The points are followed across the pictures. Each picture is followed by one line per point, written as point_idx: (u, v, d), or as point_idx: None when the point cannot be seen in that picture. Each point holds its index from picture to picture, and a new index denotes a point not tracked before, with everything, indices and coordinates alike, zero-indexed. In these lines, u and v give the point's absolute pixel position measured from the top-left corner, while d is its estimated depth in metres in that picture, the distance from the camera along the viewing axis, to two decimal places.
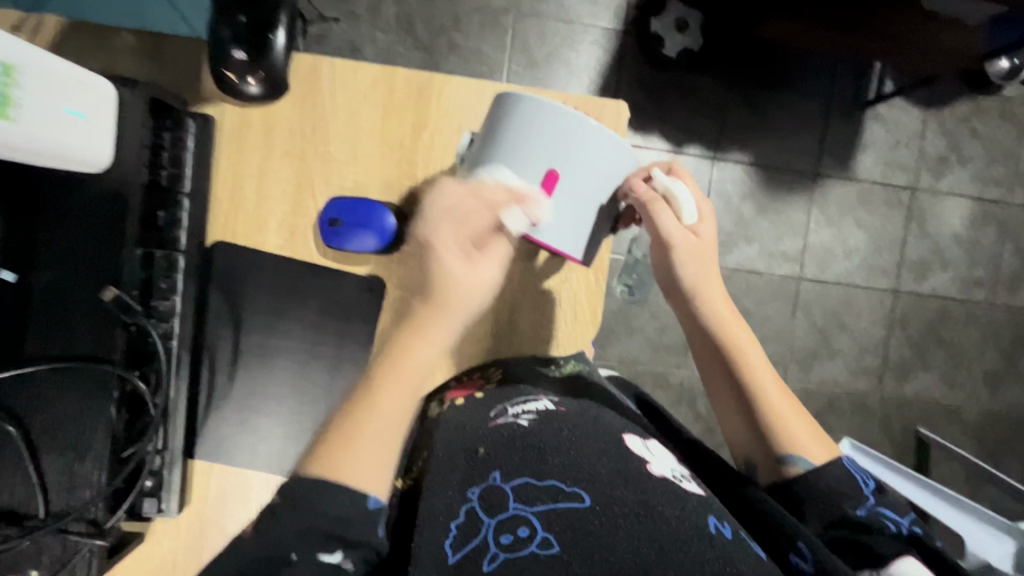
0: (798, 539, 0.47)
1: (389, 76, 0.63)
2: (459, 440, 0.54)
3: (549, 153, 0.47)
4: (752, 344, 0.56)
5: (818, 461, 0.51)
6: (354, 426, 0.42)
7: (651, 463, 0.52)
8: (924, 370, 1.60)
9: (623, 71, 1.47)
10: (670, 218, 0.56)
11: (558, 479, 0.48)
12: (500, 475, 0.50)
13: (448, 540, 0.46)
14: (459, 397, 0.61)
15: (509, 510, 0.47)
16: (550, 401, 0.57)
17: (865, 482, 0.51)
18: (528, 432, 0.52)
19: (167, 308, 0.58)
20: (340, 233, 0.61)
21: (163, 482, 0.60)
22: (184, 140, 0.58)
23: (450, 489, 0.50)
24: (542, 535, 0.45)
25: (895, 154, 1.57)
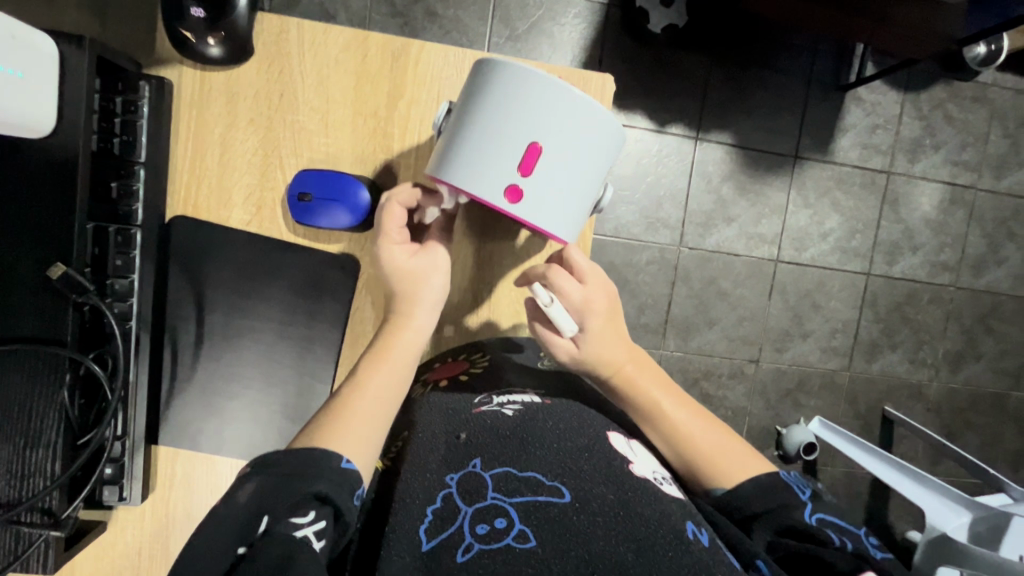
0: (757, 558, 0.46)
1: (363, 40, 0.59)
2: (442, 424, 0.55)
3: (528, 125, 0.44)
4: (671, 392, 0.59)
5: (732, 483, 0.53)
6: (348, 404, 0.49)
7: (634, 463, 0.52)
8: (892, 350, 1.65)
9: (606, 46, 1.44)
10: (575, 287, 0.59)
11: (537, 471, 0.48)
12: (480, 462, 0.49)
13: (421, 526, 0.45)
14: (442, 379, 0.62)
15: (486, 499, 0.46)
16: (535, 395, 0.59)
17: (801, 489, 0.51)
18: (511, 420, 0.54)
19: (125, 286, 0.55)
20: (311, 208, 0.58)
21: (124, 469, 0.57)
22: (136, 105, 0.53)
23: (427, 473, 0.50)
24: (519, 528, 0.44)
25: (872, 137, 1.59)
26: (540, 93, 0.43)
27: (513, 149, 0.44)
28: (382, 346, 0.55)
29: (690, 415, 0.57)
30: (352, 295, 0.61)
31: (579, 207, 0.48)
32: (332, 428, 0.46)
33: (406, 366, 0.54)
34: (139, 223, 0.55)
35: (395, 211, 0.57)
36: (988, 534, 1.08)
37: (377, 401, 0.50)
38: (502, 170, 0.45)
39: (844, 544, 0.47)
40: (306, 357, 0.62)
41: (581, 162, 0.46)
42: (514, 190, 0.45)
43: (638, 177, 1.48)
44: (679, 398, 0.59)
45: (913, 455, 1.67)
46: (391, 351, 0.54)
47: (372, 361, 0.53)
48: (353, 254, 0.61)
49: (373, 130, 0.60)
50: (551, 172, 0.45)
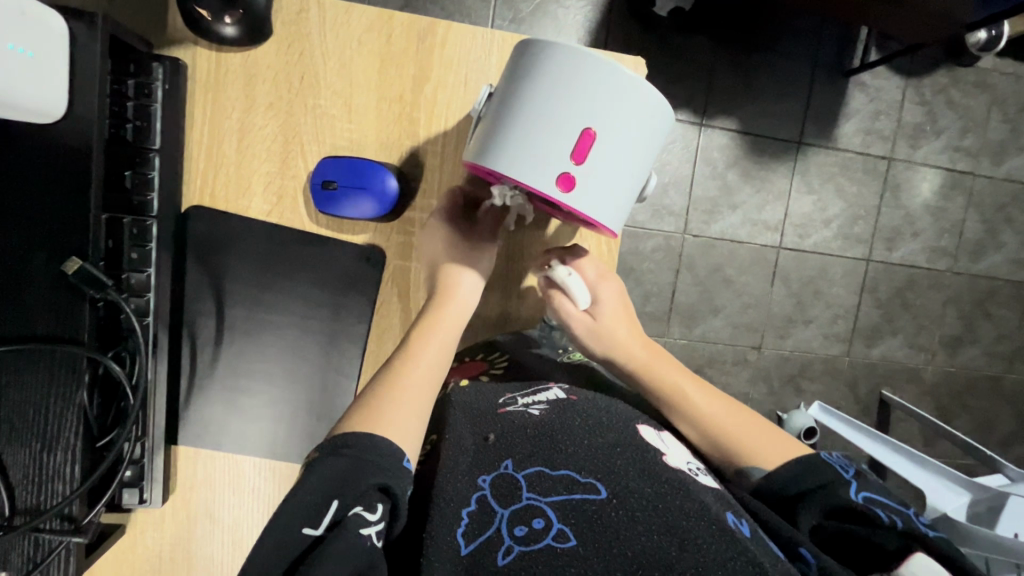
0: (801, 546, 0.44)
1: (386, 20, 0.56)
2: (470, 425, 0.53)
3: (583, 107, 0.41)
4: (696, 384, 0.58)
5: (770, 465, 0.51)
6: (395, 383, 0.48)
7: (667, 456, 0.51)
8: (890, 335, 1.67)
9: (612, 29, 1.41)
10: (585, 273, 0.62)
11: (571, 468, 0.47)
12: (512, 463, 0.48)
13: (460, 529, 0.43)
14: (463, 378, 0.61)
15: (522, 501, 0.45)
16: (560, 390, 0.58)
17: (845, 467, 0.49)
18: (540, 419, 0.52)
19: (141, 281, 0.52)
20: (335, 197, 0.55)
21: (144, 471, 0.55)
22: (151, 89, 0.50)
23: (459, 474, 0.48)
24: (558, 527, 0.43)
25: (875, 123, 1.59)
26: (595, 74, 0.41)
27: (564, 131, 0.42)
28: (429, 319, 0.54)
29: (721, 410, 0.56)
30: (378, 287, 0.59)
31: (628, 194, 0.46)
32: (383, 408, 0.45)
33: (448, 339, 0.54)
34: (155, 215, 0.52)
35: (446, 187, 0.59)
36: (987, 514, 1.11)
37: (422, 380, 0.50)
38: (556, 155, 0.42)
39: (893, 522, 0.44)
40: (330, 352, 0.60)
41: (636, 148, 0.44)
42: (566, 179, 0.43)
43: None
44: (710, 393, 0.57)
45: (910, 437, 1.70)
46: (439, 325, 0.54)
47: (418, 336, 0.53)
48: (378, 245, 0.59)
49: (399, 115, 0.57)
50: (605, 159, 0.43)
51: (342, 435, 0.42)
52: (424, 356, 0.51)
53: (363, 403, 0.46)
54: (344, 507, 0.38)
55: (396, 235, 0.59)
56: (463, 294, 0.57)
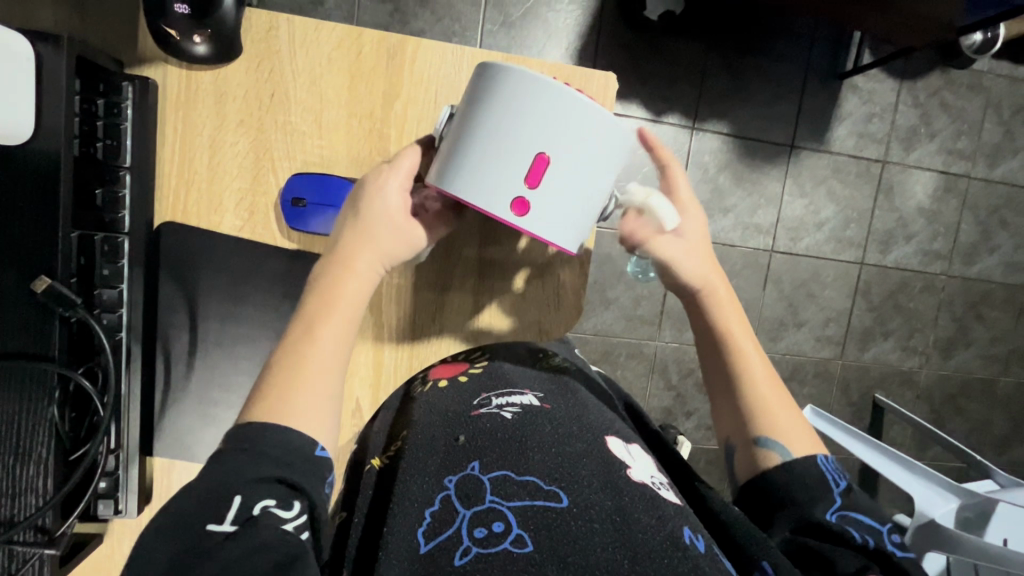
0: (764, 559, 0.45)
1: (356, 38, 0.56)
2: (443, 428, 0.54)
3: (540, 133, 0.42)
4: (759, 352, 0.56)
5: (798, 452, 0.50)
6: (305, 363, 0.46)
7: (632, 467, 0.51)
8: (883, 338, 1.67)
9: (602, 32, 1.41)
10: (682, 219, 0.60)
11: (536, 475, 0.48)
12: (478, 465, 0.49)
13: (420, 529, 0.45)
14: (442, 378, 0.63)
15: (485, 503, 0.46)
16: (534, 396, 0.58)
17: (836, 481, 0.48)
18: (509, 424, 0.53)
19: (113, 297, 0.53)
20: (304, 214, 0.56)
21: (119, 482, 0.56)
22: (120, 108, 0.51)
23: (428, 475, 0.50)
24: (516, 532, 0.44)
25: (868, 126, 1.58)
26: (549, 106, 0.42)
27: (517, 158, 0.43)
28: (325, 290, 0.49)
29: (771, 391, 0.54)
30: None
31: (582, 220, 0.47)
32: (286, 396, 0.44)
33: (353, 310, 0.49)
34: (127, 232, 0.53)
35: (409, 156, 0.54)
36: (976, 519, 1.11)
37: (326, 356, 0.47)
38: (510, 179, 0.43)
39: (866, 543, 0.45)
40: None
41: (592, 174, 0.44)
42: (520, 203, 0.44)
43: None
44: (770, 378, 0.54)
45: (903, 440, 1.70)
46: (337, 302, 0.49)
47: (315, 313, 0.48)
48: None
49: (368, 131, 0.57)
50: (561, 183, 0.44)
51: (239, 430, 0.42)
52: (325, 334, 0.47)
53: (265, 386, 0.45)
54: (250, 499, 0.39)
55: None
56: (356, 270, 0.51)
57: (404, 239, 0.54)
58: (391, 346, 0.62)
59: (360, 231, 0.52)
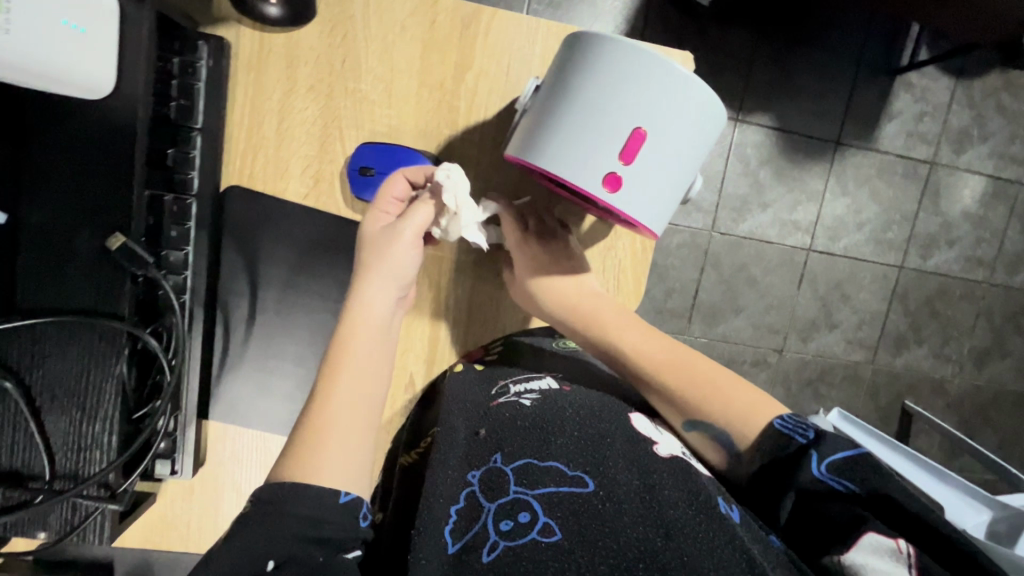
0: (770, 533, 0.45)
1: (431, 5, 0.55)
2: (462, 415, 0.53)
3: (639, 106, 0.41)
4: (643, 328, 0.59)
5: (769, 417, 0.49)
6: (321, 421, 0.44)
7: (657, 443, 0.51)
8: (917, 344, 1.63)
9: (651, 17, 1.38)
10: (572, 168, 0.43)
11: (559, 460, 0.47)
12: (501, 457, 0.48)
13: (448, 527, 0.45)
14: (458, 363, 0.61)
15: (509, 494, 0.45)
16: (552, 379, 0.57)
17: (802, 432, 0.46)
18: (529, 408, 0.52)
19: (179, 259, 0.53)
20: (372, 183, 0.55)
21: (177, 443, 0.57)
22: (195, 66, 0.50)
23: (450, 469, 0.48)
24: (542, 522, 0.43)
25: (919, 126, 1.53)
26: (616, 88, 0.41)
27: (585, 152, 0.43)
28: (337, 343, 0.48)
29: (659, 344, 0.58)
30: None
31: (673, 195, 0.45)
32: (312, 453, 0.43)
33: (365, 351, 0.48)
34: (195, 193, 0.53)
35: (396, 182, 0.53)
36: None
37: (347, 409, 0.46)
38: (600, 156, 0.42)
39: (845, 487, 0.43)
40: None
41: (682, 151, 0.43)
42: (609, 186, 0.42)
43: None
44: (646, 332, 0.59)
45: (929, 450, 1.67)
46: (352, 343, 0.48)
47: (331, 366, 0.47)
48: None
49: (438, 103, 0.56)
50: (654, 161, 0.43)
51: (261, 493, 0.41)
52: (335, 398, 0.46)
53: (289, 450, 0.44)
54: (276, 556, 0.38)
55: None
56: (366, 301, 0.50)
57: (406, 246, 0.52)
58: (447, 322, 0.62)
59: (366, 262, 0.51)
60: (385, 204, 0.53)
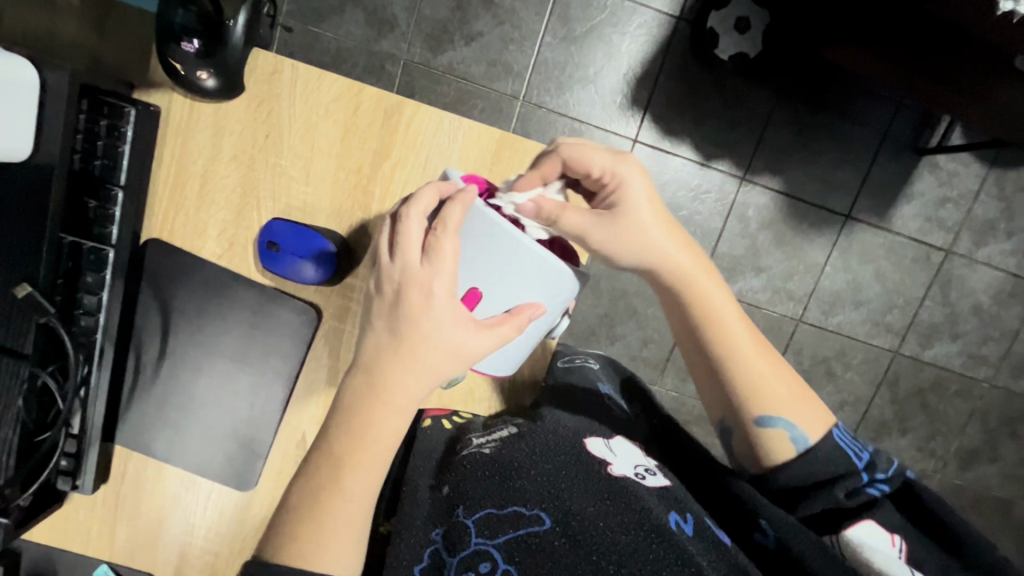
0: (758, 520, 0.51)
1: (356, 92, 0.57)
2: (428, 473, 0.56)
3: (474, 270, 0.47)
4: (739, 317, 0.56)
5: (815, 436, 0.52)
6: (322, 513, 0.42)
7: (612, 464, 0.54)
8: (899, 433, 1.47)
9: (667, 62, 1.29)
10: (600, 152, 0.54)
11: (519, 504, 0.49)
12: (463, 510, 0.50)
13: None
14: (430, 417, 0.62)
15: (471, 545, 0.47)
16: (514, 427, 0.59)
17: (857, 456, 0.51)
18: (492, 456, 0.54)
19: (94, 302, 0.56)
20: (277, 257, 0.57)
21: (80, 464, 0.60)
22: (122, 131, 0.53)
23: (416, 530, 0.51)
24: (503, 567, 0.45)
25: (938, 211, 1.39)
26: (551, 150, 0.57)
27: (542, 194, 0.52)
28: (359, 426, 0.43)
29: (756, 355, 0.55)
30: (310, 340, 0.62)
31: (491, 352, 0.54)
32: (311, 541, 0.42)
33: (383, 455, 0.44)
34: (112, 244, 0.55)
35: (450, 216, 0.43)
36: None
37: (350, 502, 0.43)
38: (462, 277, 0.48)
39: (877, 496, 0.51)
40: (255, 392, 0.63)
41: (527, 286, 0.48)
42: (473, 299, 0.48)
43: (667, 211, 1.34)
44: (755, 339, 0.56)
45: None
46: (370, 439, 0.43)
47: (349, 447, 0.43)
48: (317, 304, 0.62)
49: (354, 185, 0.58)
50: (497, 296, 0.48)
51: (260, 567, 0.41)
52: (341, 493, 0.42)
53: (291, 521, 0.42)
54: None
55: (335, 298, 0.62)
56: (400, 399, 0.43)
57: (449, 354, 0.43)
58: None
59: (401, 355, 0.42)
60: (448, 248, 0.43)
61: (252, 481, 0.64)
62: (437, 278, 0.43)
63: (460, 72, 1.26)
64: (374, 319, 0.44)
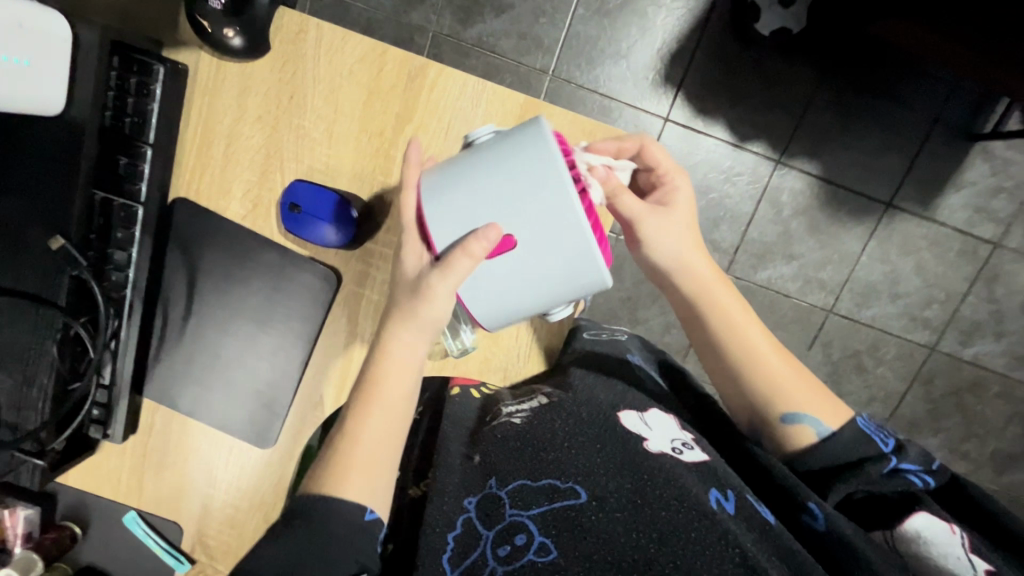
0: (808, 501, 0.50)
1: (380, 54, 0.56)
2: (458, 440, 0.54)
3: (504, 206, 0.45)
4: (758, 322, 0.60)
5: (833, 424, 0.54)
6: (350, 449, 0.49)
7: (648, 440, 0.53)
8: (932, 433, 1.40)
9: (704, 38, 1.24)
10: (665, 158, 0.60)
11: (552, 476, 0.49)
12: (496, 483, 0.50)
13: (445, 555, 0.46)
14: (457, 386, 0.60)
15: (505, 517, 0.47)
16: (544, 396, 0.57)
17: (884, 441, 0.53)
18: (523, 427, 0.53)
19: (123, 258, 0.58)
20: (300, 220, 0.57)
21: (110, 414, 0.63)
22: (150, 88, 0.54)
23: (447, 495, 0.49)
24: (540, 541, 0.45)
25: (989, 202, 1.31)
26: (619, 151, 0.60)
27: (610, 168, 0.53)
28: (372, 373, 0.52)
29: (779, 357, 0.58)
30: (329, 305, 0.62)
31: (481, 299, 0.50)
32: (343, 469, 0.48)
33: (396, 395, 0.52)
34: (141, 202, 0.57)
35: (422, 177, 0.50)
36: None
37: (372, 438, 0.50)
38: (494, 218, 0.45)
39: (916, 484, 0.51)
40: (274, 355, 0.64)
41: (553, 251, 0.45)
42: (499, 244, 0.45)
43: (697, 193, 1.30)
44: (774, 342, 0.59)
45: None
46: (383, 378, 0.52)
47: (365, 389, 0.51)
48: (336, 269, 0.62)
49: (376, 149, 0.58)
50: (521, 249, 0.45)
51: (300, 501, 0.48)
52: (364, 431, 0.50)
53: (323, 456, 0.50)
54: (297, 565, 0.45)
55: (355, 264, 0.62)
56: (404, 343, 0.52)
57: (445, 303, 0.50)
58: (360, 353, 0.64)
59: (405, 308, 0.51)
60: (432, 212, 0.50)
61: (271, 439, 0.66)
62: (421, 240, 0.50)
63: (489, 46, 1.24)
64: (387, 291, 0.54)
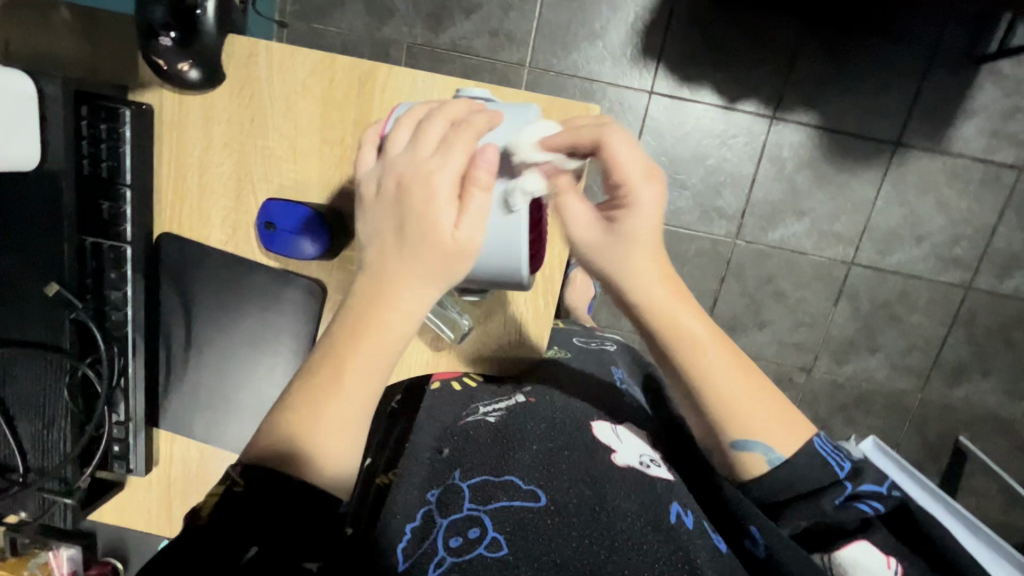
0: (752, 525, 0.47)
1: (329, 64, 0.57)
2: (433, 436, 0.54)
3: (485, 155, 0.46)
4: (717, 335, 0.49)
5: (784, 451, 0.47)
6: (320, 410, 0.41)
7: (617, 452, 0.51)
8: (981, 375, 1.33)
9: (677, 5, 1.21)
10: (633, 154, 0.47)
11: (516, 475, 0.47)
12: (459, 474, 0.49)
13: (400, 545, 0.44)
14: (436, 379, 0.62)
15: (463, 510, 0.45)
16: (519, 396, 0.57)
17: (841, 466, 0.48)
18: (495, 426, 0.53)
19: (119, 297, 0.60)
20: (274, 237, 0.59)
21: (129, 447, 0.65)
22: (119, 131, 0.56)
23: (413, 486, 0.50)
24: (491, 536, 0.43)
25: (1007, 125, 1.24)
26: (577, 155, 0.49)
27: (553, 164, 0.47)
28: (362, 323, 0.42)
29: (742, 384, 0.48)
30: (319, 318, 0.63)
31: None
32: (313, 419, 0.40)
33: (384, 357, 0.42)
34: (128, 241, 0.59)
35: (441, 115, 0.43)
36: None
37: (347, 401, 0.41)
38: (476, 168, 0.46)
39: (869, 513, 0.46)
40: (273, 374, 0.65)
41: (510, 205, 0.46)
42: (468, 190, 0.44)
43: (694, 161, 1.27)
44: (740, 362, 0.48)
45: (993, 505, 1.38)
46: (372, 328, 0.42)
47: (351, 336, 0.42)
48: (320, 281, 0.62)
49: (339, 158, 0.59)
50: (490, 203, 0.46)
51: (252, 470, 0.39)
52: (346, 389, 0.41)
53: (285, 406, 0.41)
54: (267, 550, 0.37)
55: (337, 275, 0.62)
56: (409, 297, 0.42)
57: (449, 262, 0.42)
58: None
59: (404, 247, 0.42)
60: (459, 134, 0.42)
61: None
62: (440, 168, 0.41)
63: (464, 49, 1.25)
64: (368, 220, 0.43)
